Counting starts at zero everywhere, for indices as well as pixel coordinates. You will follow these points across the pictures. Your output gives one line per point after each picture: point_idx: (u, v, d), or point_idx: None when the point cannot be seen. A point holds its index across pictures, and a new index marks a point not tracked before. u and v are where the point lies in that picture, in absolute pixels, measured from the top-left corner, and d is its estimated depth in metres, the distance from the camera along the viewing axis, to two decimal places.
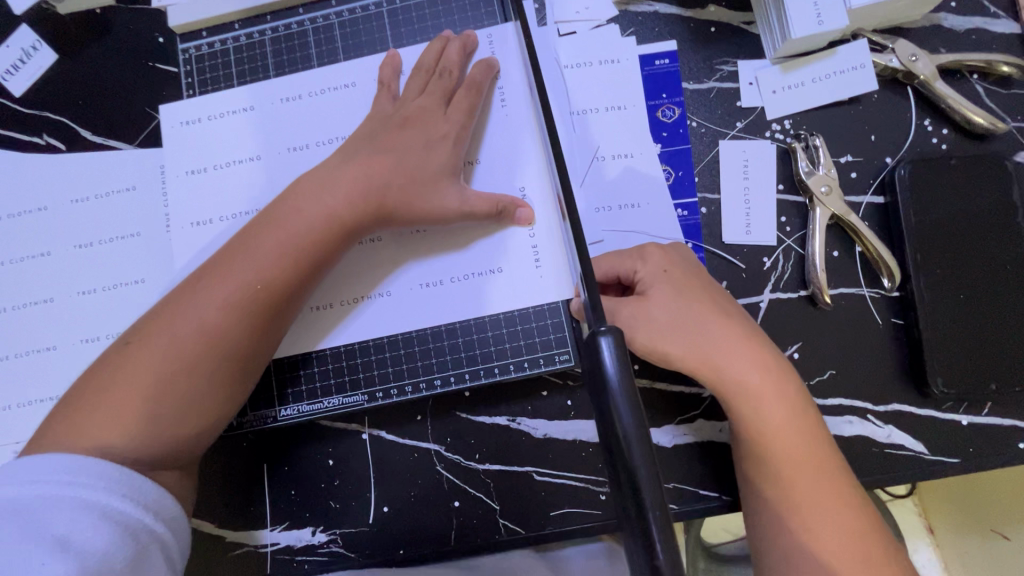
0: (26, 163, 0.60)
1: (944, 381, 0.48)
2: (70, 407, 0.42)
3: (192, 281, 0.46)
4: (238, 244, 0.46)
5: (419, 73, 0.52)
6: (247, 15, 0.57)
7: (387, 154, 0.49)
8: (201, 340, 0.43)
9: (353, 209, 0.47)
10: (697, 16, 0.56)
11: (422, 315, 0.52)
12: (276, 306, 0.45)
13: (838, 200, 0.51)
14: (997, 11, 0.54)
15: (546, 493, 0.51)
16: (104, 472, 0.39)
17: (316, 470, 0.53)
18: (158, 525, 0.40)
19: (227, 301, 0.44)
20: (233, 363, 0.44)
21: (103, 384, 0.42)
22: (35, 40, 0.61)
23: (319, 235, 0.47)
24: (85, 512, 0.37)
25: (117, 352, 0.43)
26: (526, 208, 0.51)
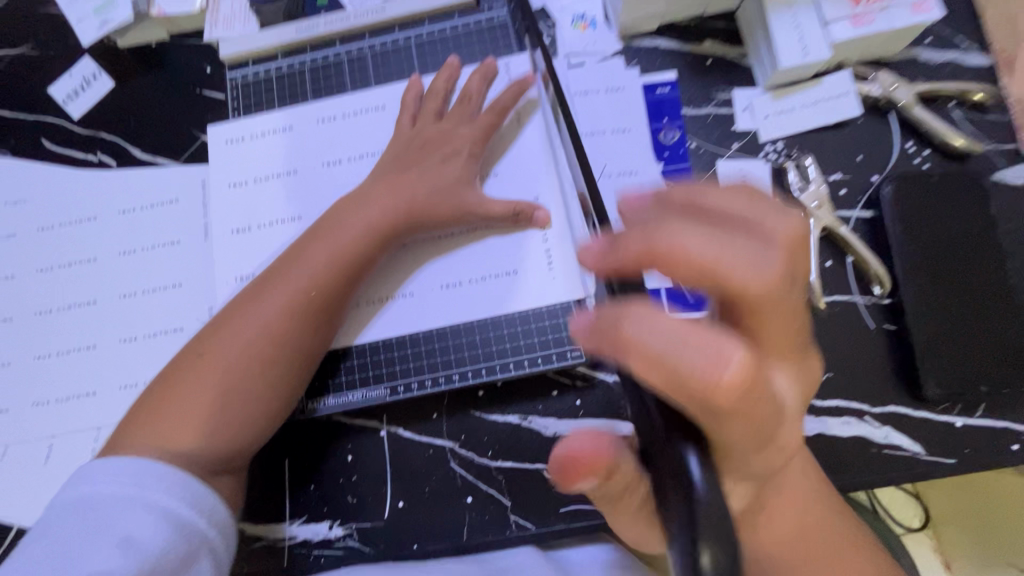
0: (80, 177, 0.66)
1: (935, 382, 0.51)
2: (150, 404, 0.48)
3: (250, 293, 0.51)
4: (292, 258, 0.51)
5: (436, 97, 0.58)
6: (289, 48, 0.63)
7: (414, 170, 0.54)
8: (264, 343, 0.48)
9: (384, 218, 0.52)
10: (694, 50, 0.62)
11: (444, 314, 0.56)
12: (325, 313, 0.50)
13: (828, 214, 0.55)
14: (969, 46, 0.59)
15: (556, 490, 0.53)
16: (168, 476, 0.43)
17: (336, 465, 0.56)
18: (211, 529, 0.43)
19: (287, 306, 0.49)
20: (293, 364, 0.49)
21: (179, 388, 0.47)
22: (96, 70, 0.68)
23: (359, 245, 0.51)
24: (148, 513, 0.41)
25: (189, 361, 0.49)
26: (543, 211, 0.55)
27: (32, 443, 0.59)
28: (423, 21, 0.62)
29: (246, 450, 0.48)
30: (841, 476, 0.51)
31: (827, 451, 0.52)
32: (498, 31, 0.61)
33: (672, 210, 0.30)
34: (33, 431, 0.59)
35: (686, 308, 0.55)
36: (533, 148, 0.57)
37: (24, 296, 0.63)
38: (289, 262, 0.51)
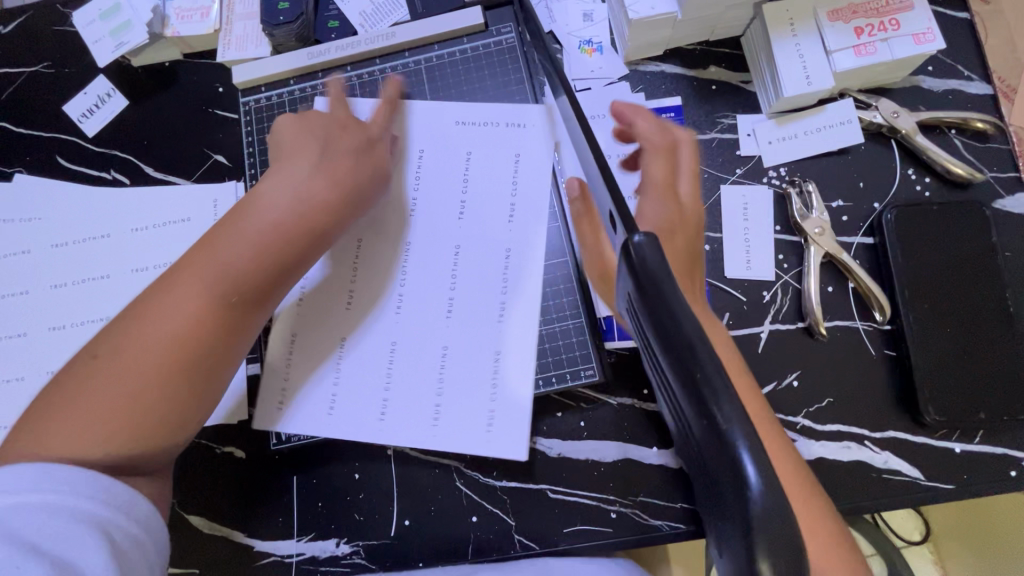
0: (91, 194, 0.67)
1: (934, 409, 0.51)
2: (49, 423, 0.43)
3: (159, 291, 0.47)
4: (205, 247, 0.48)
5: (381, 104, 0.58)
6: (300, 72, 0.64)
7: (354, 165, 0.53)
8: (185, 336, 0.45)
9: (317, 209, 0.50)
10: (699, 75, 0.63)
11: (413, 302, 0.55)
12: (251, 298, 0.48)
13: (830, 240, 0.56)
14: (971, 74, 0.60)
15: (559, 510, 0.54)
16: (71, 477, 0.40)
17: (343, 483, 0.56)
18: (130, 524, 0.41)
19: (208, 295, 0.46)
20: (218, 354, 0.47)
21: (88, 401, 0.43)
22: (109, 89, 0.69)
23: (290, 234, 0.49)
24: (54, 516, 0.38)
25: (93, 370, 0.44)
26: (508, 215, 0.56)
27: None
28: (433, 46, 0.63)
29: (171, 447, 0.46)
30: (841, 500, 0.52)
31: (827, 476, 0.52)
32: (506, 55, 0.62)
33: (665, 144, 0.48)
34: None
35: None
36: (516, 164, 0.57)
37: (36, 312, 0.64)
38: (207, 248, 0.48)
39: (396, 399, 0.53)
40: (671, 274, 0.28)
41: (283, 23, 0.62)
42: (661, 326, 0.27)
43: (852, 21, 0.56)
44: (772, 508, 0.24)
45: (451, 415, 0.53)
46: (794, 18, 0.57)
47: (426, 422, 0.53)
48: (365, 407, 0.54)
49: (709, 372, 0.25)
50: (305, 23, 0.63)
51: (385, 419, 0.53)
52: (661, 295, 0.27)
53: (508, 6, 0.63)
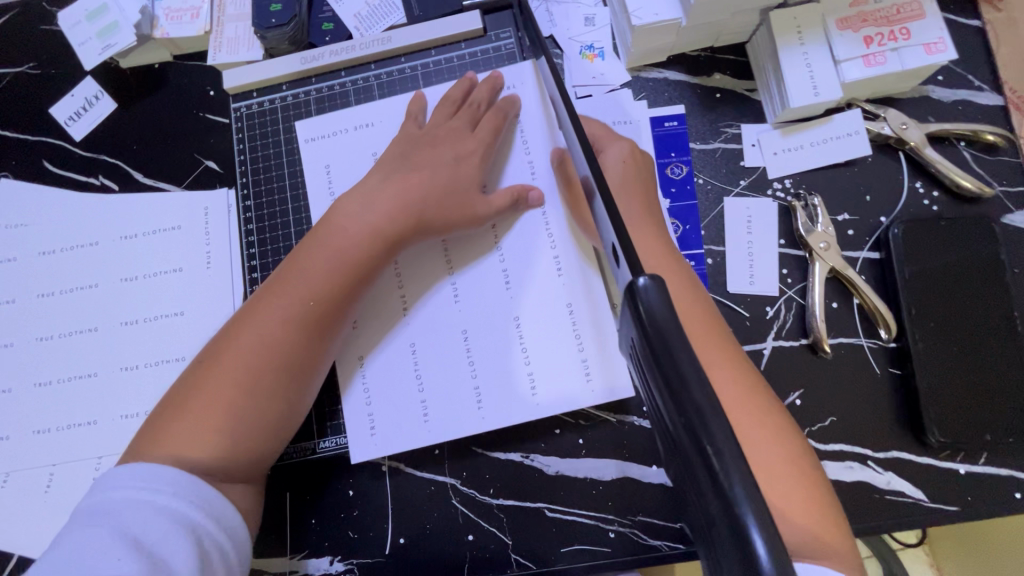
0: (80, 200, 0.65)
1: (939, 430, 0.50)
2: (155, 426, 0.47)
3: (251, 306, 0.50)
4: (291, 266, 0.51)
5: (447, 103, 0.57)
6: (295, 77, 0.62)
7: (421, 170, 0.54)
8: (271, 357, 0.48)
9: (393, 223, 0.52)
10: (704, 83, 0.61)
11: (473, 317, 0.56)
12: (327, 320, 0.50)
13: (836, 255, 0.55)
14: (982, 84, 0.58)
15: (557, 529, 0.53)
16: (172, 477, 0.43)
17: (337, 499, 0.55)
18: (218, 530, 0.44)
19: (299, 314, 0.49)
20: (308, 366, 0.50)
21: (185, 408, 0.47)
22: (98, 91, 0.68)
23: (370, 251, 0.51)
24: (156, 514, 0.41)
25: (191, 380, 0.48)
26: (536, 191, 0.56)
27: (31, 472, 0.59)
28: (431, 51, 0.61)
29: (266, 457, 0.50)
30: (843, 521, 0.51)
31: None
32: (506, 61, 0.60)
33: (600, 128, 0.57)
34: (33, 459, 0.59)
35: None
36: (530, 166, 0.58)
37: (23, 321, 0.62)
38: (291, 270, 0.51)
39: (433, 387, 0.55)
40: (680, 323, 0.27)
41: (275, 26, 0.60)
42: (670, 383, 0.26)
43: (861, 29, 0.55)
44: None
45: (493, 400, 0.54)
46: (802, 27, 0.55)
47: (470, 409, 0.54)
48: (407, 409, 0.55)
49: (719, 438, 0.24)
50: (299, 26, 0.61)
51: (428, 420, 0.54)
52: (668, 347, 0.27)
53: (508, 10, 0.62)
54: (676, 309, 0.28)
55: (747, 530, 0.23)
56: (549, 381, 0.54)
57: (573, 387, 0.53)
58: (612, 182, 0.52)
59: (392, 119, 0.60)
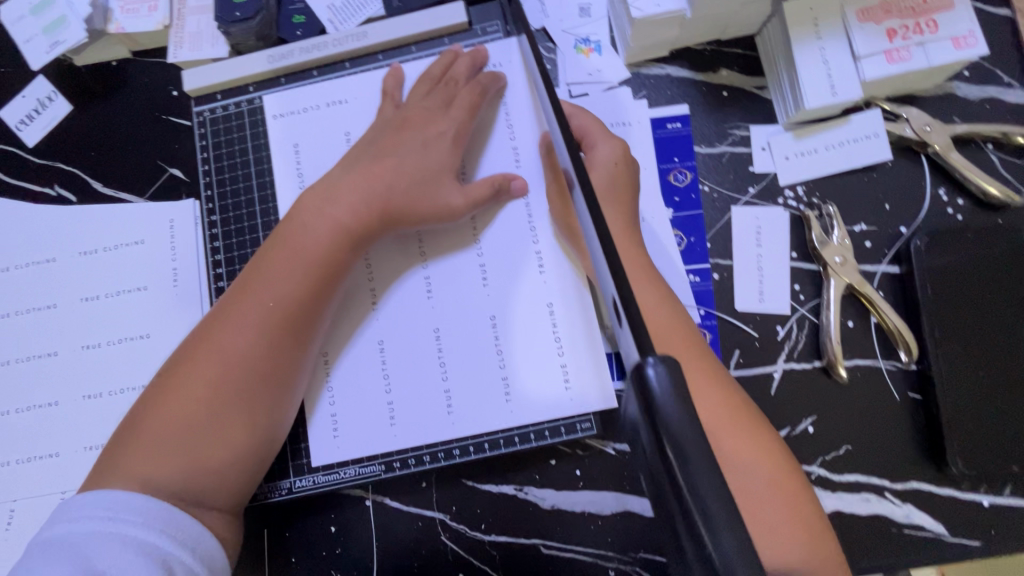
0: (34, 213, 0.60)
1: (963, 461, 0.47)
2: (113, 454, 0.43)
3: (213, 317, 0.46)
4: (253, 269, 0.47)
5: (425, 82, 0.52)
6: (262, 77, 0.56)
7: (388, 158, 0.49)
8: (234, 368, 0.44)
9: (357, 217, 0.47)
10: (709, 80, 0.56)
11: (448, 320, 0.50)
12: (292, 323, 0.46)
13: (853, 270, 0.51)
14: (1011, 81, 0.54)
15: (553, 567, 0.50)
16: (142, 506, 0.40)
17: (318, 537, 0.52)
18: (196, 562, 0.41)
19: (259, 321, 0.45)
20: (275, 377, 0.45)
21: (143, 431, 0.43)
22: (51, 92, 0.62)
23: (333, 248, 0.47)
24: (124, 546, 0.38)
25: (151, 400, 0.44)
26: (520, 179, 0.51)
27: None
28: (411, 47, 0.55)
29: (235, 485, 0.44)
30: (859, 559, 0.48)
31: (843, 531, 0.48)
32: (496, 54, 0.54)
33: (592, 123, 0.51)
34: None
35: None
36: (513, 151, 0.52)
37: None
38: (254, 273, 0.47)
39: (403, 401, 0.49)
40: (701, 432, 0.23)
41: (239, 20, 0.54)
42: (689, 516, 0.22)
43: (884, 21, 0.50)
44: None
45: (467, 406, 0.48)
46: (819, 18, 0.50)
47: (441, 415, 0.48)
48: (373, 417, 0.49)
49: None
50: (266, 19, 0.56)
51: (395, 427, 0.49)
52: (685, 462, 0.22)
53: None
54: (694, 406, 0.24)
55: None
56: (534, 387, 0.48)
57: (557, 395, 0.48)
58: (599, 186, 0.48)
59: (369, 96, 0.55)
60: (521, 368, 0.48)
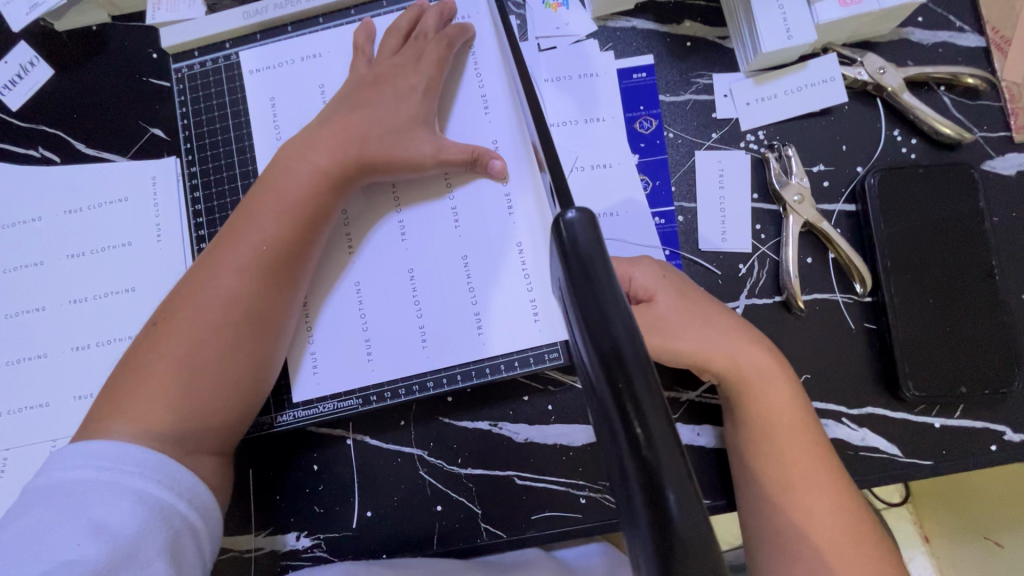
0: (20, 174, 0.61)
1: (915, 384, 0.49)
2: (108, 397, 0.43)
3: (202, 262, 0.47)
4: (240, 215, 0.48)
5: (394, 36, 0.54)
6: (238, 34, 0.57)
7: (363, 110, 0.51)
8: (227, 308, 0.45)
9: (337, 163, 0.49)
10: (673, 31, 0.58)
11: (423, 262, 0.52)
12: (282, 265, 0.47)
13: (810, 208, 0.53)
14: (963, 25, 0.56)
15: (527, 497, 0.52)
16: (136, 457, 0.40)
17: (301, 475, 0.53)
18: (191, 512, 0.41)
19: (250, 264, 0.46)
20: (267, 318, 0.47)
21: (137, 371, 0.44)
22: (33, 57, 0.63)
23: (315, 192, 0.48)
24: (121, 496, 0.38)
25: (143, 343, 0.45)
26: (500, 160, 0.51)
27: None
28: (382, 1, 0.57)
29: (227, 426, 0.46)
30: None
31: None
32: (465, 8, 0.56)
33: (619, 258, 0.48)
34: None
35: None
36: (482, 99, 0.54)
37: None
38: (241, 219, 0.48)
39: (380, 338, 0.52)
40: (605, 258, 0.26)
41: None
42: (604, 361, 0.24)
43: None
44: (692, 537, 0.23)
45: (440, 340, 0.51)
46: None
47: (416, 349, 0.51)
48: (351, 353, 0.52)
49: (637, 385, 0.23)
50: None
51: (372, 362, 0.51)
52: (590, 282, 0.25)
53: None
54: (604, 244, 0.27)
55: (659, 487, 0.23)
56: (505, 324, 0.51)
57: (527, 328, 0.51)
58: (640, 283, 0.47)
59: (343, 50, 0.56)
60: (494, 305, 0.51)
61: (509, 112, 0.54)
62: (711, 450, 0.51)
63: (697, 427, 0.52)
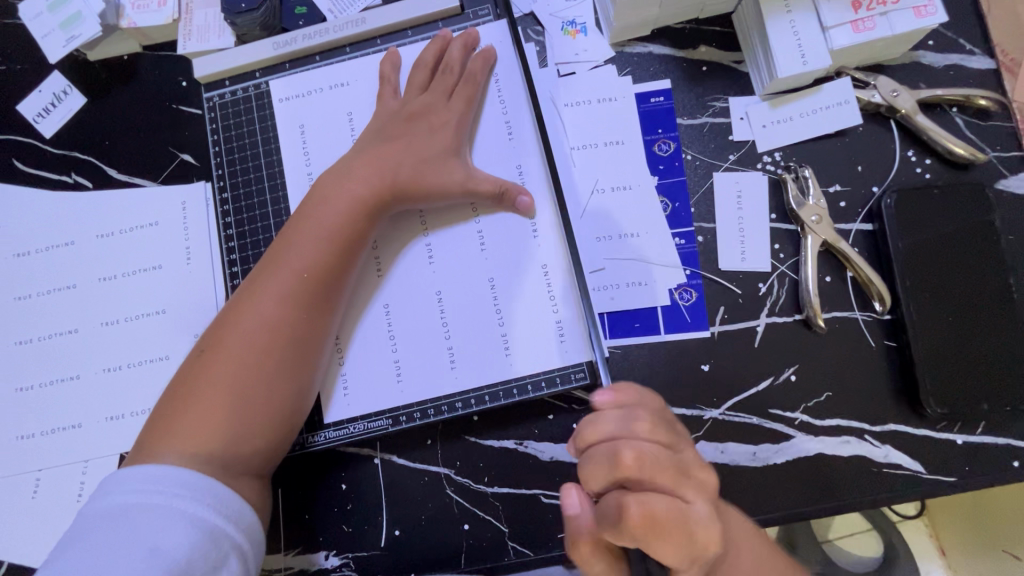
0: (53, 200, 0.63)
1: (937, 402, 0.50)
2: (158, 421, 0.45)
3: (245, 289, 0.49)
4: (280, 243, 0.50)
5: (420, 69, 0.56)
6: (267, 64, 0.59)
7: (394, 142, 0.52)
8: (270, 334, 0.47)
9: (370, 192, 0.50)
10: (689, 56, 0.59)
11: (452, 283, 0.53)
12: (322, 291, 0.49)
13: (828, 228, 0.54)
14: (973, 48, 0.57)
15: (553, 515, 0.53)
16: (188, 480, 0.42)
17: (329, 495, 0.54)
18: (238, 534, 0.42)
19: (291, 292, 0.48)
20: (308, 343, 0.48)
21: (186, 396, 0.45)
22: (66, 86, 0.65)
23: (351, 221, 0.50)
24: (175, 519, 0.40)
25: (190, 368, 0.47)
26: (527, 196, 0.52)
27: (18, 478, 0.57)
28: (407, 31, 0.59)
29: (268, 449, 0.47)
30: (839, 496, 0.51)
31: (826, 471, 0.51)
32: (487, 37, 0.57)
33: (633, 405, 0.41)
34: (18, 467, 0.57)
35: (682, 328, 0.54)
36: (506, 125, 0.56)
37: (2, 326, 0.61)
38: (281, 247, 0.50)
39: (409, 359, 0.53)
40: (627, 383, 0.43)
41: (245, 11, 0.58)
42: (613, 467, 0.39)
43: None
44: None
45: (468, 362, 0.52)
46: None
47: (444, 370, 0.52)
48: (380, 374, 0.53)
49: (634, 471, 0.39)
50: (270, 10, 0.59)
51: (402, 382, 0.52)
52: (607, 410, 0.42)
53: None
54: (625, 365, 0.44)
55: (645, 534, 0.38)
56: (532, 345, 0.52)
57: (554, 348, 0.52)
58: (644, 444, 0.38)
59: (370, 78, 0.58)
60: (521, 327, 0.52)
61: (532, 138, 0.55)
62: (734, 467, 0.52)
63: (722, 445, 0.52)
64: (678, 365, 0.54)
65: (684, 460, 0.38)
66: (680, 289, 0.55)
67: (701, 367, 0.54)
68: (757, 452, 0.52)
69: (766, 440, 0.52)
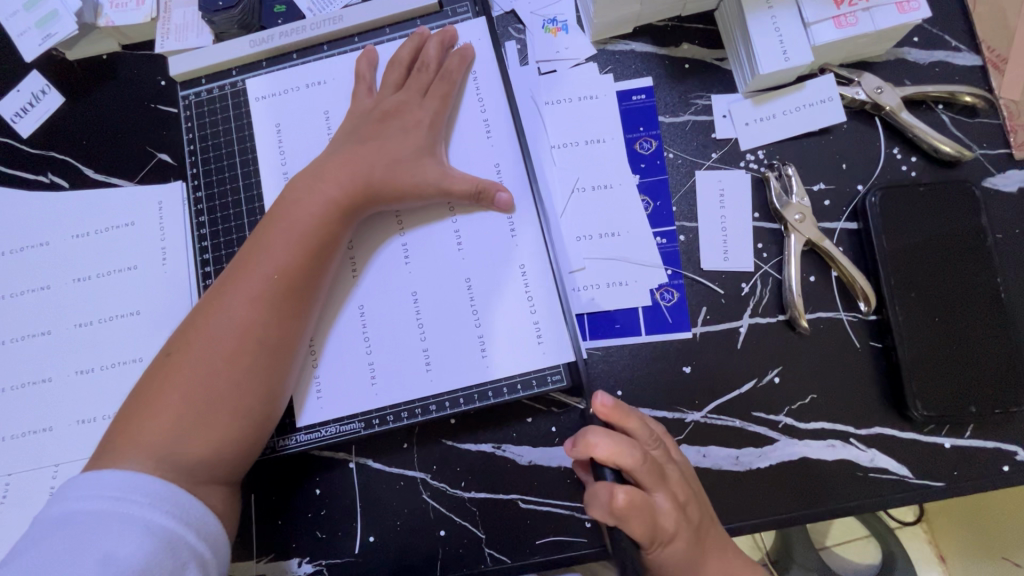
0: (28, 200, 0.62)
1: (923, 404, 0.49)
2: (123, 425, 0.44)
3: (216, 291, 0.48)
4: (253, 244, 0.49)
5: (396, 67, 0.55)
6: (244, 61, 0.59)
7: (368, 141, 0.52)
8: (241, 336, 0.46)
9: (343, 192, 0.50)
10: (671, 53, 0.59)
11: (428, 283, 0.52)
12: (294, 292, 0.48)
13: (812, 227, 0.53)
14: (959, 45, 0.56)
15: (531, 521, 0.51)
16: (147, 487, 0.40)
17: (303, 500, 0.53)
18: (199, 542, 0.41)
19: (263, 293, 0.47)
20: (280, 345, 0.47)
21: (153, 399, 0.44)
22: (44, 85, 0.65)
23: (325, 222, 0.49)
24: (131, 526, 0.38)
25: (158, 371, 0.45)
26: (506, 192, 0.51)
27: None
28: (385, 29, 0.58)
29: (235, 455, 0.46)
30: (825, 501, 0.49)
31: (811, 475, 0.50)
32: (466, 34, 0.57)
33: (619, 414, 0.44)
34: None
35: (664, 329, 0.53)
36: (484, 123, 0.55)
37: None
38: (254, 248, 0.49)
39: (383, 361, 0.52)
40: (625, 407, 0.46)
41: (223, 9, 0.57)
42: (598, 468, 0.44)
43: None
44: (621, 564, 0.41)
45: (443, 363, 0.51)
46: None
47: (419, 372, 0.51)
48: (354, 377, 0.52)
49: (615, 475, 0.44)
50: (248, 9, 0.59)
51: (375, 385, 0.51)
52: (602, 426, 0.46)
53: None
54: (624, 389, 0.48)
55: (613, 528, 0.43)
56: (508, 347, 0.51)
57: (530, 350, 0.50)
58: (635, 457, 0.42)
59: (347, 76, 0.57)
60: (498, 328, 0.51)
61: (511, 136, 0.54)
62: (716, 472, 0.50)
63: (704, 449, 0.51)
64: (660, 367, 0.53)
65: (666, 484, 0.43)
66: (661, 290, 0.54)
67: (684, 368, 0.52)
68: (740, 456, 0.50)
69: (749, 444, 0.51)
